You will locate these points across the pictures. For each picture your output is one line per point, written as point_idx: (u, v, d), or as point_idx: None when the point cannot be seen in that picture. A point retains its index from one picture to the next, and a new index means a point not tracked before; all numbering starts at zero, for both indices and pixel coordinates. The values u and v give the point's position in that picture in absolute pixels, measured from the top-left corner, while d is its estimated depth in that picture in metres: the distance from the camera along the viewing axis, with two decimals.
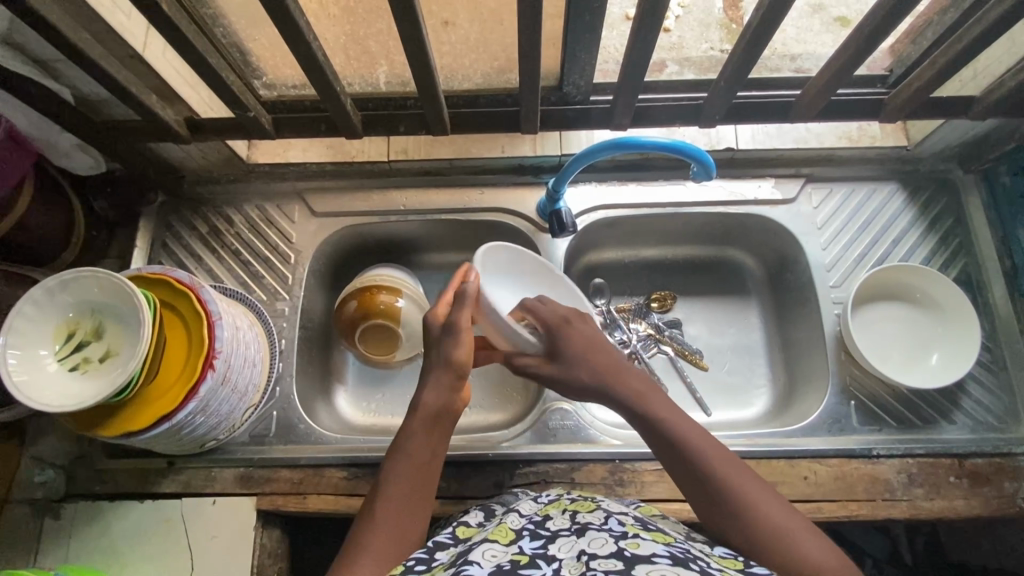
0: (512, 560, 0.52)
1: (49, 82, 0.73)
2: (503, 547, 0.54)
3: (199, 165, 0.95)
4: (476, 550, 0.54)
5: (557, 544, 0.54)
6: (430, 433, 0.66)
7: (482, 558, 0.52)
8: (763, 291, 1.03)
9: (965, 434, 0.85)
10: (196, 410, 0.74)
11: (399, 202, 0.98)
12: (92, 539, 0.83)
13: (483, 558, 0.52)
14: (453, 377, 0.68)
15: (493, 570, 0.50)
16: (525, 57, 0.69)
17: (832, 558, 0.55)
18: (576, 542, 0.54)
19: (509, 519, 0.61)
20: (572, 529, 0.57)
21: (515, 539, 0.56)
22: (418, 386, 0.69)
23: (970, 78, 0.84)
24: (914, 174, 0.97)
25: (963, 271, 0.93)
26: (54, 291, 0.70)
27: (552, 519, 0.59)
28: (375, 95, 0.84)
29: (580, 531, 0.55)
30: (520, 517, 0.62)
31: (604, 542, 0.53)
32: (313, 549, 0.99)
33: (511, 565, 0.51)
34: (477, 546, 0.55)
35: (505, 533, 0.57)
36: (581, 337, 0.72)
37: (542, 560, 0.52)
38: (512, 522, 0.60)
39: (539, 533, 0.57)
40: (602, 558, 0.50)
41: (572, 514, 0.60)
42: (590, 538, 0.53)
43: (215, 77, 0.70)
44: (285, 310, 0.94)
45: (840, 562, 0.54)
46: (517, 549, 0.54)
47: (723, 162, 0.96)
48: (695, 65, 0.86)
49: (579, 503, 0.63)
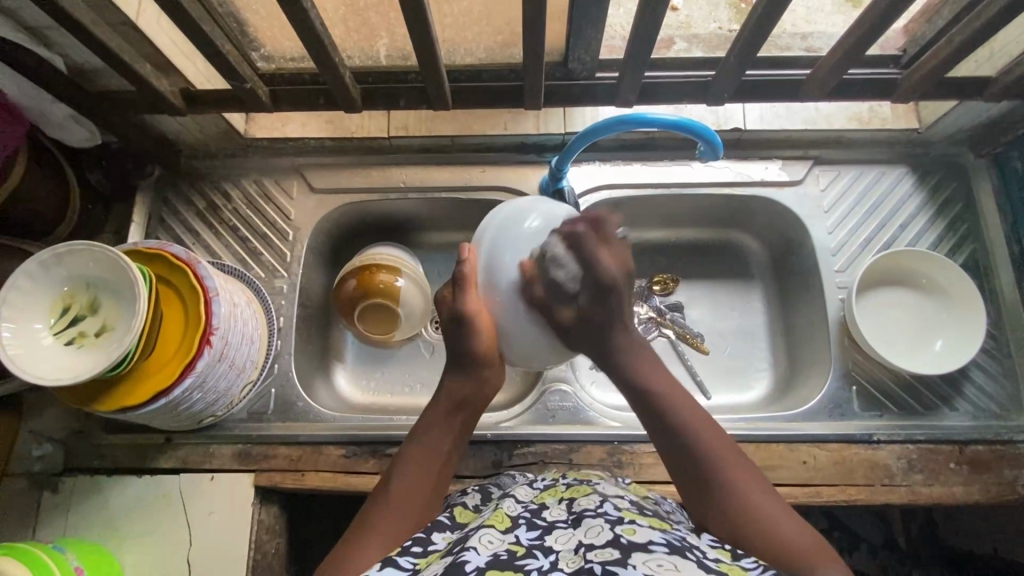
0: (509, 550, 0.52)
1: (41, 50, 0.71)
2: (500, 535, 0.54)
3: (196, 139, 0.93)
4: (473, 536, 0.54)
5: (554, 535, 0.54)
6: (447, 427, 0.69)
7: (479, 545, 0.52)
8: (767, 274, 1.02)
9: (966, 421, 0.85)
10: (193, 386, 0.74)
11: (399, 179, 0.96)
12: (91, 513, 0.83)
13: (479, 545, 0.52)
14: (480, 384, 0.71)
15: (490, 559, 0.51)
16: (530, 29, 0.67)
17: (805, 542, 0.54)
18: (574, 533, 0.53)
19: (505, 505, 0.61)
20: (569, 520, 0.56)
21: (512, 527, 0.56)
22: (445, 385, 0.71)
23: (986, 58, 0.82)
24: (924, 158, 0.95)
25: (970, 257, 0.91)
26: (48, 264, 0.69)
27: (548, 509, 0.59)
28: (375, 68, 0.82)
29: (576, 521, 0.55)
30: (516, 503, 0.62)
31: (599, 529, 0.53)
32: (312, 526, 0.99)
33: (507, 556, 0.51)
34: (474, 533, 0.55)
35: (501, 520, 0.57)
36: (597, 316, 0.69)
37: (539, 551, 0.52)
38: (508, 508, 0.60)
39: (536, 523, 0.57)
40: (599, 549, 0.49)
41: (568, 502, 0.60)
42: (586, 527, 0.53)
43: (211, 46, 0.68)
44: (283, 288, 0.93)
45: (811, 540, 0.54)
46: (514, 540, 0.54)
47: (730, 142, 0.94)
48: (703, 43, 0.83)
49: (574, 490, 0.63)
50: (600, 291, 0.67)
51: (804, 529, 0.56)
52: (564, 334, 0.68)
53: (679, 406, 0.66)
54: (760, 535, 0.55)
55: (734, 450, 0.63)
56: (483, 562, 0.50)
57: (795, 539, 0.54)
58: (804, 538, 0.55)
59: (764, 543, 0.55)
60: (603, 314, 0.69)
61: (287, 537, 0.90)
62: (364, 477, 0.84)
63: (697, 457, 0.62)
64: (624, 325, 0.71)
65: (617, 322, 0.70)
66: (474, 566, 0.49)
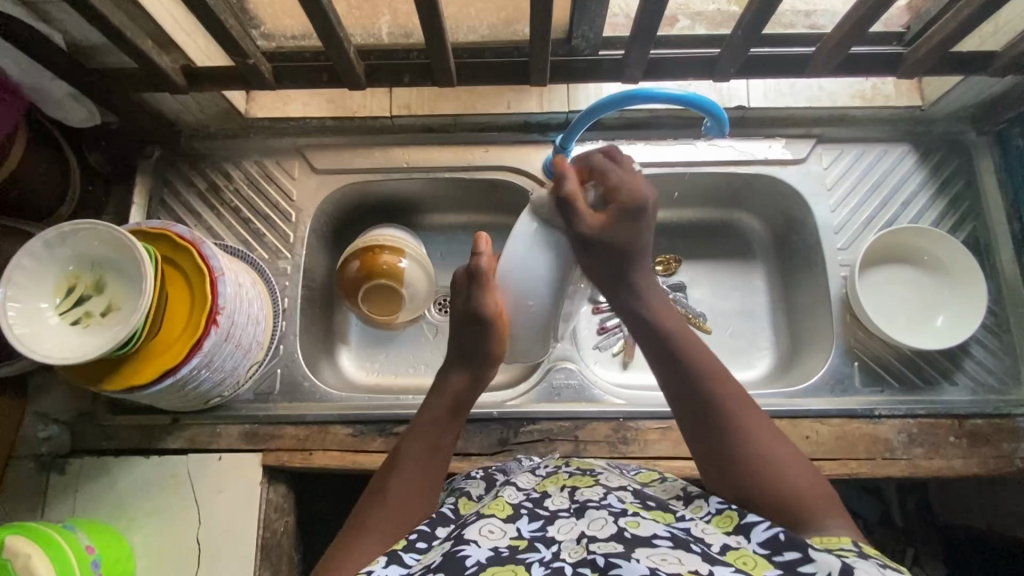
0: (509, 545, 0.53)
1: (39, 25, 0.70)
2: (501, 524, 0.55)
3: (196, 119, 0.92)
4: (473, 526, 0.55)
5: (556, 525, 0.55)
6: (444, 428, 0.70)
7: (479, 536, 0.54)
8: (768, 254, 1.02)
9: (966, 395, 0.86)
10: (199, 365, 0.74)
11: (402, 159, 0.96)
12: (99, 494, 0.83)
13: (480, 537, 0.54)
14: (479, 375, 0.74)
15: (490, 554, 0.52)
16: (537, 4, 0.66)
17: (813, 487, 0.58)
18: (576, 524, 0.54)
19: (506, 493, 0.61)
20: (571, 509, 0.57)
21: (513, 516, 0.57)
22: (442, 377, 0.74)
23: (990, 34, 0.82)
24: (926, 135, 0.95)
25: (971, 234, 0.92)
26: (53, 244, 0.69)
27: (550, 497, 0.60)
28: (378, 46, 0.81)
29: (579, 511, 0.56)
30: (517, 491, 0.62)
31: (603, 522, 0.53)
32: (318, 506, 0.99)
33: (509, 551, 0.52)
34: (474, 522, 0.56)
35: (502, 508, 0.58)
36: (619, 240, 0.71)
37: (540, 543, 0.53)
38: (509, 496, 0.60)
39: (537, 513, 0.57)
40: (602, 541, 0.50)
41: (571, 491, 0.61)
42: (590, 519, 0.54)
43: (214, 21, 0.67)
44: (287, 269, 0.93)
45: (819, 488, 0.58)
46: (515, 532, 0.55)
47: (733, 121, 0.94)
48: (706, 21, 0.82)
49: (576, 479, 0.63)
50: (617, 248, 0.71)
51: (812, 478, 0.59)
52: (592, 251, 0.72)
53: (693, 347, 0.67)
54: (776, 483, 0.58)
55: (747, 396, 0.64)
56: (484, 556, 0.51)
57: (805, 485, 0.58)
58: (811, 484, 0.58)
59: (774, 489, 0.58)
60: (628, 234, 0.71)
61: (296, 515, 0.91)
62: (372, 455, 0.84)
63: (709, 402, 0.63)
64: (638, 256, 0.72)
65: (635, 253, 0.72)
66: (474, 560, 0.51)
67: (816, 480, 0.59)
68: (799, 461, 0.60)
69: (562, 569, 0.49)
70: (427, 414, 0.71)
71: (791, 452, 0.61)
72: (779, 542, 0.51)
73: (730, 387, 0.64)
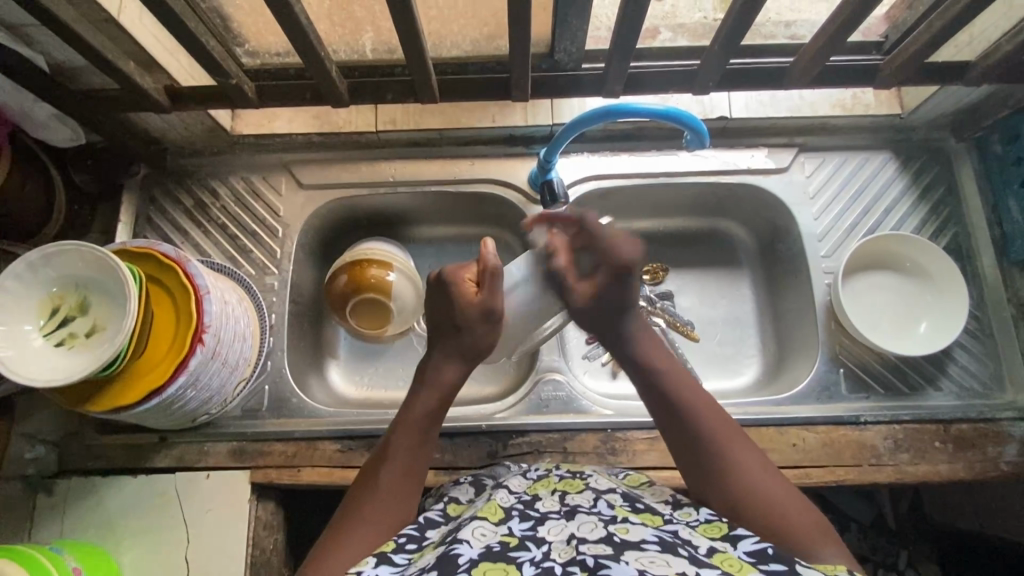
0: (501, 541, 0.53)
1: (22, 48, 0.70)
2: (493, 527, 0.55)
3: (182, 137, 0.93)
4: (465, 528, 0.55)
5: (547, 526, 0.55)
6: (428, 427, 0.67)
7: (472, 537, 0.53)
8: (754, 262, 1.03)
9: (952, 400, 0.87)
10: (186, 384, 0.74)
11: (389, 173, 0.96)
12: (86, 514, 0.83)
13: (472, 537, 0.53)
14: (470, 360, 0.71)
15: (482, 551, 0.51)
16: (516, 22, 0.67)
17: (808, 520, 0.58)
18: (566, 526, 0.54)
19: (498, 496, 0.61)
20: (562, 512, 0.57)
21: (505, 518, 0.57)
22: (430, 361, 0.71)
23: (966, 43, 0.83)
24: (907, 143, 0.96)
25: (953, 240, 0.93)
26: (37, 266, 0.69)
27: (541, 500, 0.60)
28: (362, 63, 0.81)
29: (569, 514, 0.56)
30: (508, 494, 0.62)
31: (593, 526, 0.53)
32: (308, 523, 0.99)
33: (500, 547, 0.52)
34: (467, 524, 0.56)
35: (494, 511, 0.58)
36: (609, 301, 0.70)
37: (531, 542, 0.53)
38: (501, 499, 0.60)
39: (528, 513, 0.58)
40: (591, 543, 0.50)
41: (561, 496, 0.61)
42: (579, 522, 0.54)
43: (197, 44, 0.68)
44: (274, 284, 0.93)
45: (816, 522, 0.58)
46: (507, 530, 0.55)
47: (715, 131, 0.95)
48: (688, 32, 0.82)
49: (567, 483, 0.64)
50: (614, 274, 0.69)
51: (807, 510, 0.59)
52: (591, 318, 0.72)
53: (681, 378, 0.67)
54: (771, 516, 0.58)
55: (735, 427, 0.65)
56: (476, 553, 0.51)
57: (798, 518, 0.58)
58: (807, 519, 0.58)
59: (774, 526, 0.58)
60: (616, 295, 0.70)
61: (285, 531, 0.90)
62: None
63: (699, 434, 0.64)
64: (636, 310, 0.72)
65: (628, 305, 0.70)
66: (467, 557, 0.50)
67: (808, 510, 0.59)
68: (789, 494, 0.60)
69: (552, 569, 0.49)
70: (411, 406, 0.68)
71: (784, 487, 0.61)
72: (767, 555, 0.51)
73: (717, 420, 0.64)
